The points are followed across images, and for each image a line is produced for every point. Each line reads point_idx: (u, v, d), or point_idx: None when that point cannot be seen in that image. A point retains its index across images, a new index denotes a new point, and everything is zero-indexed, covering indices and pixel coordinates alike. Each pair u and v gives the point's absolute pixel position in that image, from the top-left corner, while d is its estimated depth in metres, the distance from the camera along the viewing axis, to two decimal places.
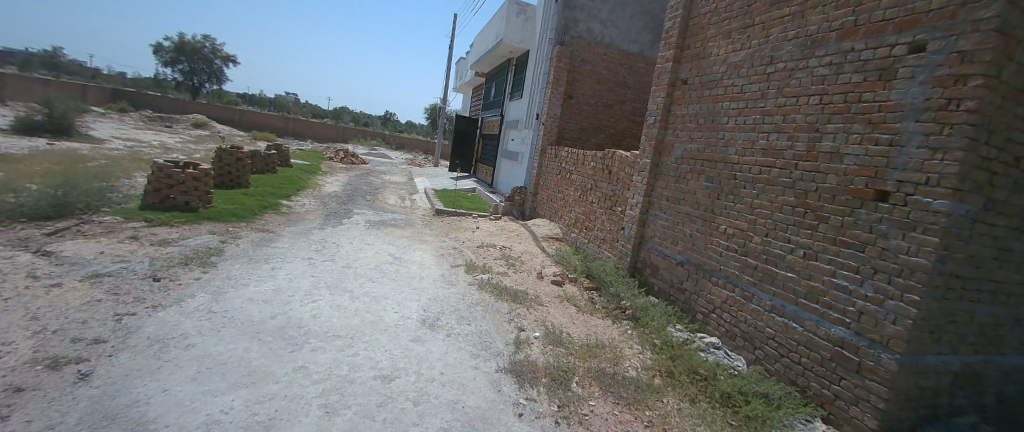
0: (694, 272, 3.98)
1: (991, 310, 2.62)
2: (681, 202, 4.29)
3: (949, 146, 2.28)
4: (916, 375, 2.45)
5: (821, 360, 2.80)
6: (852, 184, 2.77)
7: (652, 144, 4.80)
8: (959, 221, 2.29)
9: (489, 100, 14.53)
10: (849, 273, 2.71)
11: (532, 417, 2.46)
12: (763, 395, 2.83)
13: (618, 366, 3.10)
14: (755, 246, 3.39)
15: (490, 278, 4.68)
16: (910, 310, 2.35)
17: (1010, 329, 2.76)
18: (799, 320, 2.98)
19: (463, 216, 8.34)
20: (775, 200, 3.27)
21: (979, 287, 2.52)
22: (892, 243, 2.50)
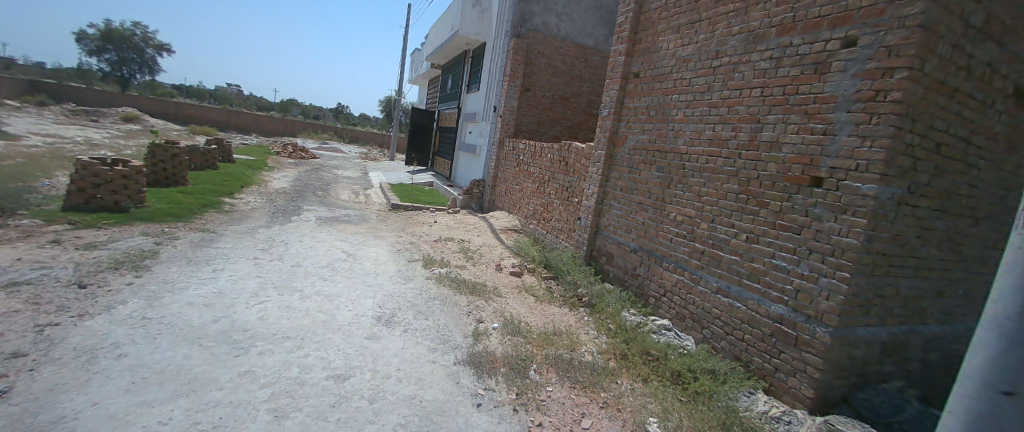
0: (646, 259, 4.12)
1: (914, 284, 2.87)
2: (633, 191, 4.42)
3: (877, 134, 2.46)
4: (847, 346, 2.65)
5: (762, 336, 2.97)
6: (790, 171, 2.94)
7: (606, 135, 4.88)
8: (885, 204, 2.49)
9: (445, 93, 14.34)
10: (787, 254, 2.89)
11: (490, 406, 2.49)
12: (710, 371, 2.99)
13: (575, 352, 3.19)
14: (702, 231, 3.54)
15: (448, 272, 4.65)
16: (841, 286, 2.55)
17: (931, 301, 3.04)
18: (742, 299, 3.15)
19: (421, 210, 8.23)
20: (720, 188, 3.43)
21: (904, 263, 2.75)
22: (826, 226, 2.68)
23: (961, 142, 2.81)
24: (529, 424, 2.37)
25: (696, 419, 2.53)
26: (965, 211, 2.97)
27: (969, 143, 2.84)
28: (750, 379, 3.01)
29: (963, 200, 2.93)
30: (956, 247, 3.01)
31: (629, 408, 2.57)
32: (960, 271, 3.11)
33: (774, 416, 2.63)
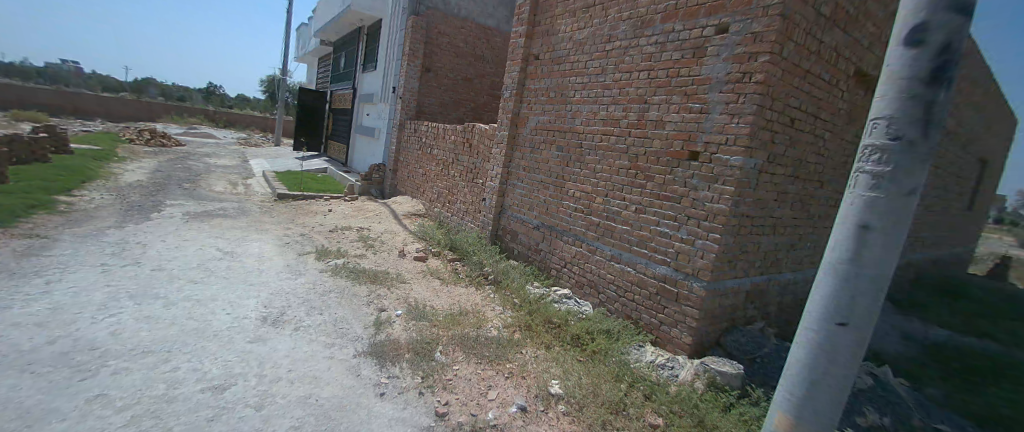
0: (548, 234, 4.30)
1: (771, 240, 3.34)
2: (535, 170, 4.56)
3: (744, 111, 2.79)
4: (718, 297, 3.04)
5: (649, 295, 3.29)
6: (672, 147, 3.22)
7: (509, 116, 4.93)
8: (748, 173, 2.84)
9: (338, 73, 13.39)
10: (669, 222, 3.19)
11: (394, 394, 2.46)
12: (606, 330, 3.30)
13: (481, 329, 3.28)
14: (598, 205, 3.77)
15: (346, 262, 4.42)
16: (713, 246, 2.89)
17: (784, 253, 3.57)
18: (631, 264, 3.44)
19: (313, 199, 7.69)
20: (612, 164, 3.66)
21: (763, 223, 3.18)
22: (701, 194, 2.99)
23: (810, 116, 3.23)
24: (434, 405, 2.41)
25: (594, 376, 2.86)
26: (811, 175, 3.48)
27: (816, 117, 3.27)
28: (639, 334, 3.33)
29: (811, 165, 3.41)
30: (805, 205, 3.54)
31: (532, 375, 2.80)
32: (807, 226, 3.68)
33: (660, 364, 3.01)
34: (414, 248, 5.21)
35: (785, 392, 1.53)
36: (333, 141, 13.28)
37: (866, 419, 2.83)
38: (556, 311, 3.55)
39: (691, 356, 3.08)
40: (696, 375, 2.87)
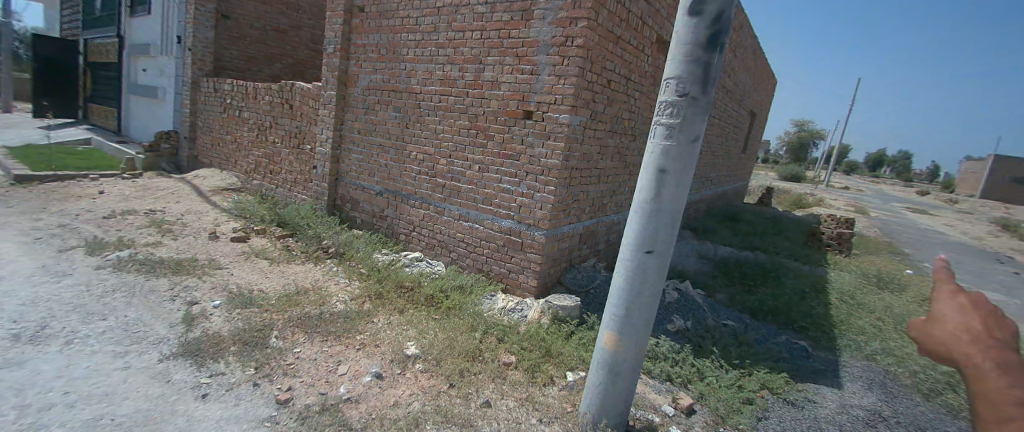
0: (393, 199, 4.19)
1: (598, 188, 3.83)
2: (372, 133, 4.32)
3: (568, 73, 3.02)
4: (556, 241, 3.39)
5: (498, 247, 3.51)
6: (508, 106, 3.33)
7: (335, 75, 4.48)
8: (575, 130, 3.13)
9: (91, 15, 10.42)
10: (510, 178, 3.37)
11: (221, 392, 2.25)
12: (459, 286, 3.56)
13: (324, 305, 3.21)
14: (442, 167, 3.78)
15: (132, 253, 3.67)
16: (549, 198, 3.17)
17: (609, 199, 4.12)
18: (479, 221, 3.59)
19: (72, 180, 6.11)
20: (453, 125, 3.66)
21: (590, 174, 3.59)
22: (537, 151, 3.21)
23: (624, 79, 3.63)
24: (272, 392, 2.31)
25: (447, 330, 3.06)
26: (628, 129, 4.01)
27: (629, 80, 3.70)
28: (490, 285, 3.61)
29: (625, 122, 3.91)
30: (623, 157, 4.10)
31: (386, 342, 2.89)
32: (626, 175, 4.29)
33: (511, 308, 3.37)
34: (229, 229, 4.61)
35: (625, 248, 2.59)
36: (98, 102, 10.45)
37: (674, 324, 3.71)
38: (408, 275, 3.65)
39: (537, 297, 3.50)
40: (541, 312, 3.31)
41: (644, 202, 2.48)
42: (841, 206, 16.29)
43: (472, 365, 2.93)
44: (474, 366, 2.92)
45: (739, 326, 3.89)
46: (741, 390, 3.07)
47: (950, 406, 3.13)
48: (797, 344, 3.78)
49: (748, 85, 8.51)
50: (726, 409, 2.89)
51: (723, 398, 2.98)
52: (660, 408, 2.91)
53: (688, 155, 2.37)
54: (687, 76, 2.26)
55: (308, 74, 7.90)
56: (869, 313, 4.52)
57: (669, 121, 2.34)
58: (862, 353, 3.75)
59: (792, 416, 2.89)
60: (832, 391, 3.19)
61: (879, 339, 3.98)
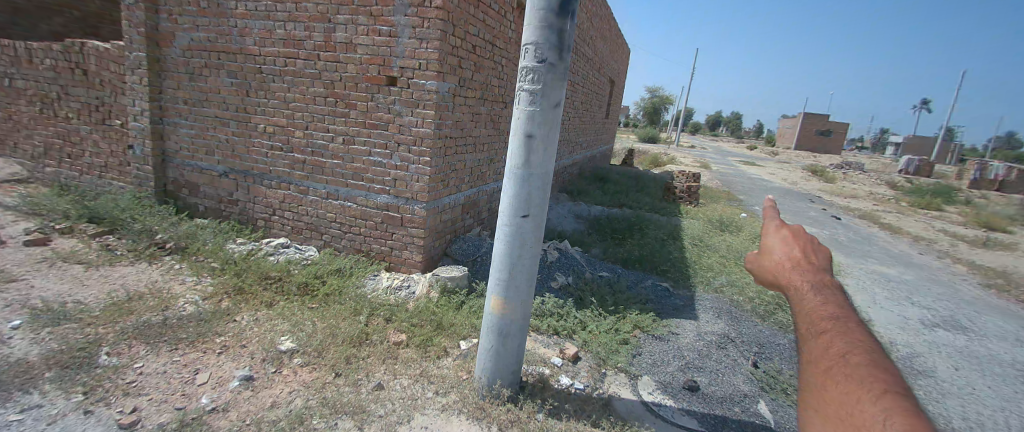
0: (242, 180, 3.82)
1: (476, 157, 3.85)
2: (204, 103, 3.80)
3: (429, 37, 2.90)
4: (438, 214, 3.38)
5: (376, 224, 3.40)
6: (368, 72, 3.11)
7: (142, 30, 3.77)
8: (444, 97, 3.06)
9: None
10: (380, 151, 3.21)
11: (43, 423, 1.92)
12: (335, 270, 3.46)
13: (169, 309, 2.86)
14: (298, 141, 3.48)
15: None
16: (425, 169, 3.10)
17: (488, 167, 4.21)
18: (351, 198, 3.43)
19: None
20: (306, 93, 3.35)
21: (466, 143, 3.58)
22: (406, 120, 3.08)
23: (489, 45, 3.64)
24: (112, 416, 2.01)
25: (329, 318, 3.01)
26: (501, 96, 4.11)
27: (494, 46, 3.72)
28: (373, 264, 3.60)
29: (496, 89, 3.96)
30: (498, 126, 4.20)
31: (253, 341, 2.72)
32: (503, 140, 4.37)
33: (397, 286, 3.43)
34: (16, 231, 3.64)
35: (502, 214, 2.62)
36: None
37: (557, 281, 4.00)
38: (274, 264, 3.42)
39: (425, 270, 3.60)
40: (430, 286, 3.42)
41: (516, 168, 2.51)
42: (690, 163, 18.97)
43: (358, 350, 2.84)
44: (361, 351, 2.84)
45: (613, 275, 4.32)
46: (618, 332, 3.46)
47: (780, 323, 3.88)
48: (660, 285, 4.36)
49: (606, 56, 9.30)
50: (606, 351, 3.23)
51: (603, 342, 3.33)
52: (550, 361, 3.14)
53: (552, 119, 2.45)
54: (545, 40, 2.31)
55: (103, 32, 6.30)
56: (714, 253, 5.36)
57: (532, 87, 2.38)
58: (712, 287, 4.44)
59: (660, 349, 3.34)
60: (689, 321, 3.75)
61: (724, 273, 4.75)
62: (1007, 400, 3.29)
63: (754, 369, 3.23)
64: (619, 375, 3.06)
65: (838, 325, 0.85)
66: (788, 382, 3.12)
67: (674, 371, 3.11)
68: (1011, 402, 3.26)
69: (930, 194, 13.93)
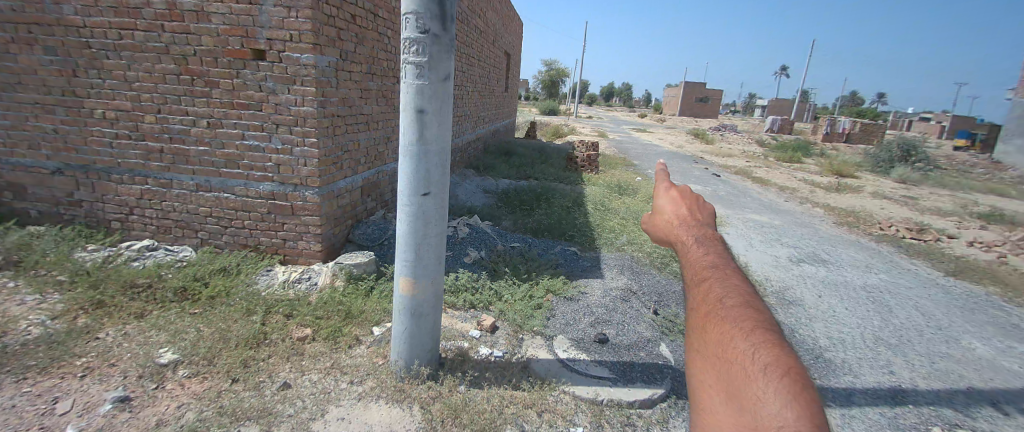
0: (85, 177, 3.68)
1: (368, 136, 4.18)
2: (15, 88, 3.56)
3: (298, 6, 3.12)
4: (333, 198, 3.68)
5: (261, 216, 3.58)
6: (229, 45, 3.25)
7: None
8: (324, 72, 3.31)
9: None
10: (255, 133, 3.40)
11: None
12: (219, 269, 3.42)
13: (8, 335, 2.56)
14: (151, 127, 3.49)
15: None
16: (312, 151, 3.38)
17: (385, 146, 4.62)
18: (226, 188, 3.56)
19: None
20: (154, 69, 3.37)
21: (355, 121, 3.92)
22: (283, 97, 3.30)
23: (369, 15, 3.87)
24: None
25: (217, 320, 2.90)
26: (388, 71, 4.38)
27: (375, 16, 3.95)
28: (264, 259, 3.66)
29: (386, 62, 4.29)
30: (389, 100, 4.55)
31: (125, 358, 2.52)
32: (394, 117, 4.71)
33: (296, 279, 3.45)
34: None
35: (400, 195, 2.51)
36: None
37: (469, 256, 4.06)
38: (138, 270, 3.26)
39: (325, 260, 3.72)
40: (334, 275, 3.47)
41: (410, 145, 2.41)
42: (591, 134, 20.00)
43: (256, 352, 2.73)
44: (260, 352, 2.73)
45: (524, 245, 4.48)
46: (532, 299, 3.61)
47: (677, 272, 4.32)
48: (569, 249, 4.59)
49: (499, 28, 9.36)
50: (522, 318, 3.35)
51: (518, 309, 3.44)
52: (468, 334, 3.18)
53: (443, 92, 2.39)
54: (425, 9, 2.22)
55: None
56: (616, 216, 5.78)
57: (418, 59, 2.28)
58: (615, 246, 4.79)
59: (572, 309, 3.54)
60: (596, 280, 4.02)
61: (625, 233, 5.16)
62: (859, 317, 4.00)
63: (655, 316, 3.57)
64: (536, 339, 3.20)
65: (717, 270, 0.81)
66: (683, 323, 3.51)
67: (585, 327, 3.33)
68: (861, 319, 3.97)
69: (790, 150, 16.32)
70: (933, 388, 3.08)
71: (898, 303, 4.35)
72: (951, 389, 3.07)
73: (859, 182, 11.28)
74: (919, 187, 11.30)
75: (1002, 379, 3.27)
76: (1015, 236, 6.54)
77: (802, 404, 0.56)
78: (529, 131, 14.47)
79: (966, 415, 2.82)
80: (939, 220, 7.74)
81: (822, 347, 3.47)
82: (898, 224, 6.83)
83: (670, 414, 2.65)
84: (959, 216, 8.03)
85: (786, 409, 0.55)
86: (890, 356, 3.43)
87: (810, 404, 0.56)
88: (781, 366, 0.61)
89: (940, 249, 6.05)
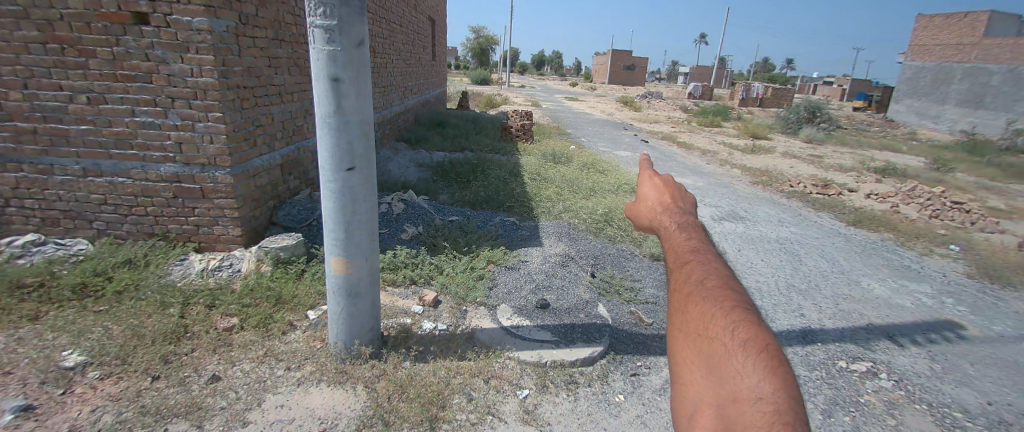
0: None
1: (283, 108, 4.18)
2: None
3: None
4: (248, 178, 3.61)
5: (167, 201, 3.45)
6: (104, 9, 3.07)
7: None
8: (221, 38, 3.25)
9: None
10: (150, 109, 3.27)
11: None
12: (125, 261, 3.23)
13: None
14: (20, 106, 3.23)
15: None
16: (218, 126, 3.31)
17: (303, 119, 4.62)
18: (122, 172, 3.39)
19: None
20: (15, 39, 3.10)
21: (266, 92, 3.89)
22: (177, 68, 3.20)
23: None
24: None
25: (128, 316, 2.72)
26: (295, 39, 4.32)
27: None
28: (175, 248, 3.52)
29: (293, 27, 4.25)
30: (302, 70, 4.54)
31: (25, 364, 2.30)
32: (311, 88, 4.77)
33: (216, 267, 3.32)
34: None
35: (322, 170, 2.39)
36: None
37: (407, 233, 4.03)
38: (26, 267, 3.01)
39: (247, 245, 3.62)
40: (259, 260, 3.35)
41: (328, 116, 2.29)
42: (523, 103, 19.92)
43: (177, 346, 2.58)
44: (181, 346, 2.57)
45: (462, 218, 4.49)
46: (473, 270, 3.65)
47: (610, 235, 4.52)
48: (506, 219, 4.66)
49: None
50: (464, 290, 3.37)
51: (460, 281, 3.46)
52: (410, 310, 3.17)
53: (357, 60, 2.28)
54: None
55: None
56: (552, 185, 5.89)
57: (325, 22, 2.15)
58: (553, 215, 4.90)
59: (513, 278, 3.61)
60: (535, 249, 4.11)
61: (561, 201, 5.27)
62: (773, 267, 4.39)
63: (592, 278, 3.73)
64: (480, 309, 3.25)
65: (698, 252, 0.78)
66: (618, 283, 3.70)
67: (526, 294, 3.41)
68: (776, 268, 4.36)
69: (711, 114, 17.21)
70: (837, 326, 3.45)
71: (807, 252, 4.80)
72: (853, 327, 3.46)
73: (772, 143, 12.20)
74: (824, 146, 12.43)
75: (892, 313, 3.74)
76: (902, 187, 7.39)
77: (781, 380, 0.54)
78: (462, 101, 14.11)
79: (866, 347, 3.20)
80: (839, 175, 8.59)
81: None
82: (806, 181, 7.46)
83: (609, 369, 2.81)
84: (856, 171, 8.95)
85: (768, 386, 0.53)
86: (798, 300, 3.80)
87: (787, 381, 0.54)
88: (759, 341, 0.59)
89: (842, 201, 6.73)
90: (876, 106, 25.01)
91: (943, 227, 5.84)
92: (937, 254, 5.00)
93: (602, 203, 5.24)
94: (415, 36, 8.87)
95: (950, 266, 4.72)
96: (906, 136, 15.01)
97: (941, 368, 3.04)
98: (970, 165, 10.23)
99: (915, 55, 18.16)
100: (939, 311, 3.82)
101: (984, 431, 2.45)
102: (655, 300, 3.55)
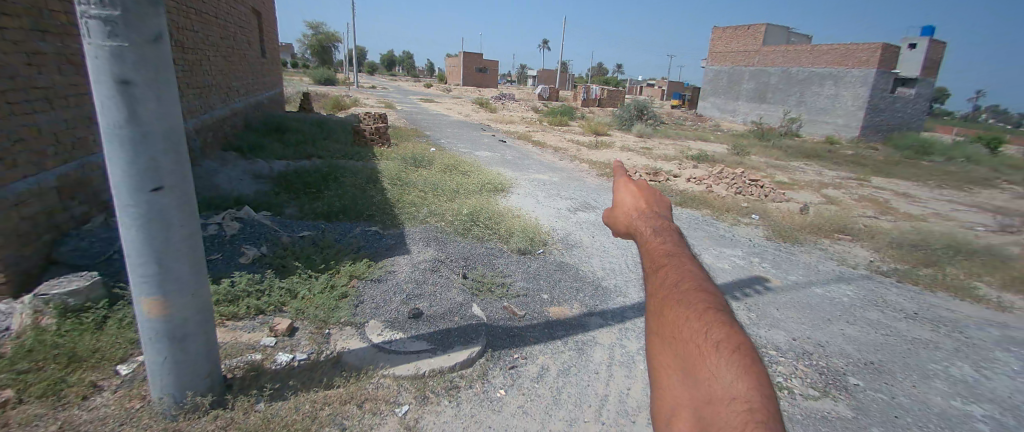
0: None
1: (54, 117, 3.39)
2: None
3: None
4: (8, 208, 2.80)
5: None
6: None
7: None
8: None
9: None
10: None
11: None
12: None
13: None
14: None
15: None
16: None
17: (84, 129, 3.78)
18: None
19: None
20: None
21: (27, 98, 3.11)
22: None
23: None
24: None
25: None
26: (65, 30, 3.55)
27: None
28: None
29: (60, 16, 3.48)
30: (79, 68, 3.72)
31: None
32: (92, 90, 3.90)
33: None
34: None
35: (115, 193, 1.85)
36: None
37: (246, 256, 3.54)
38: None
39: (16, 294, 2.81)
40: (37, 312, 2.62)
41: (116, 127, 1.77)
42: (376, 106, 19.10)
43: None
44: None
45: (316, 233, 4.18)
46: (333, 289, 3.37)
47: (478, 235, 4.60)
48: (369, 230, 4.44)
49: None
50: (325, 312, 3.09)
51: (319, 303, 3.16)
52: (259, 345, 2.78)
53: (156, 59, 1.81)
54: None
55: None
56: (415, 189, 5.77)
57: (102, 12, 1.65)
58: (419, 219, 4.83)
59: (380, 291, 3.43)
60: (403, 257, 3.98)
61: (426, 205, 5.22)
62: (622, 248, 4.93)
63: (464, 280, 3.75)
64: (345, 329, 3.01)
65: (673, 257, 0.82)
66: (489, 281, 3.79)
67: (397, 306, 3.27)
68: (622, 249, 4.90)
69: (561, 114, 18.69)
70: None
71: None
72: None
73: (612, 139, 13.80)
74: (652, 139, 14.49)
75: (715, 277, 4.51)
76: (710, 170, 9.02)
77: (753, 376, 0.57)
78: (305, 105, 12.95)
79: None
80: (667, 163, 10.16)
81: (600, 277, 4.19)
82: (641, 170, 8.65)
83: (487, 367, 2.84)
84: (677, 159, 10.64)
85: (741, 385, 0.55)
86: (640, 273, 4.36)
87: (760, 378, 0.57)
88: (730, 341, 0.61)
89: (666, 185, 7.91)
90: (690, 103, 30.25)
91: (743, 200, 7.27)
92: (741, 223, 6.22)
93: (470, 203, 5.32)
94: (235, 30, 7.89)
95: (751, 232, 5.90)
96: (714, 129, 18.42)
97: (757, 316, 3.75)
98: (761, 148, 12.93)
99: (715, 61, 22.28)
100: (751, 270, 4.72)
101: (792, 362, 3.10)
102: (525, 292, 3.73)
